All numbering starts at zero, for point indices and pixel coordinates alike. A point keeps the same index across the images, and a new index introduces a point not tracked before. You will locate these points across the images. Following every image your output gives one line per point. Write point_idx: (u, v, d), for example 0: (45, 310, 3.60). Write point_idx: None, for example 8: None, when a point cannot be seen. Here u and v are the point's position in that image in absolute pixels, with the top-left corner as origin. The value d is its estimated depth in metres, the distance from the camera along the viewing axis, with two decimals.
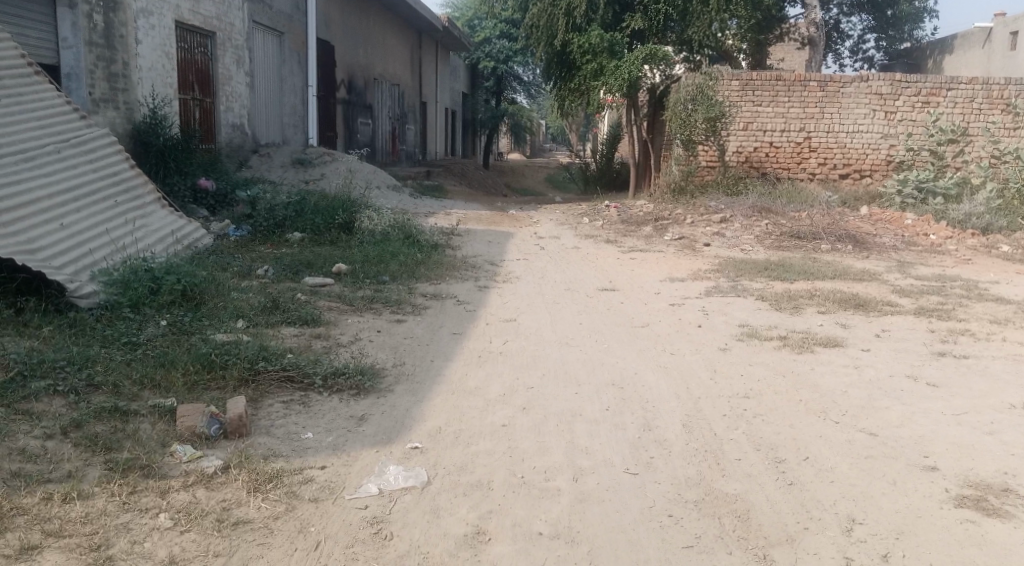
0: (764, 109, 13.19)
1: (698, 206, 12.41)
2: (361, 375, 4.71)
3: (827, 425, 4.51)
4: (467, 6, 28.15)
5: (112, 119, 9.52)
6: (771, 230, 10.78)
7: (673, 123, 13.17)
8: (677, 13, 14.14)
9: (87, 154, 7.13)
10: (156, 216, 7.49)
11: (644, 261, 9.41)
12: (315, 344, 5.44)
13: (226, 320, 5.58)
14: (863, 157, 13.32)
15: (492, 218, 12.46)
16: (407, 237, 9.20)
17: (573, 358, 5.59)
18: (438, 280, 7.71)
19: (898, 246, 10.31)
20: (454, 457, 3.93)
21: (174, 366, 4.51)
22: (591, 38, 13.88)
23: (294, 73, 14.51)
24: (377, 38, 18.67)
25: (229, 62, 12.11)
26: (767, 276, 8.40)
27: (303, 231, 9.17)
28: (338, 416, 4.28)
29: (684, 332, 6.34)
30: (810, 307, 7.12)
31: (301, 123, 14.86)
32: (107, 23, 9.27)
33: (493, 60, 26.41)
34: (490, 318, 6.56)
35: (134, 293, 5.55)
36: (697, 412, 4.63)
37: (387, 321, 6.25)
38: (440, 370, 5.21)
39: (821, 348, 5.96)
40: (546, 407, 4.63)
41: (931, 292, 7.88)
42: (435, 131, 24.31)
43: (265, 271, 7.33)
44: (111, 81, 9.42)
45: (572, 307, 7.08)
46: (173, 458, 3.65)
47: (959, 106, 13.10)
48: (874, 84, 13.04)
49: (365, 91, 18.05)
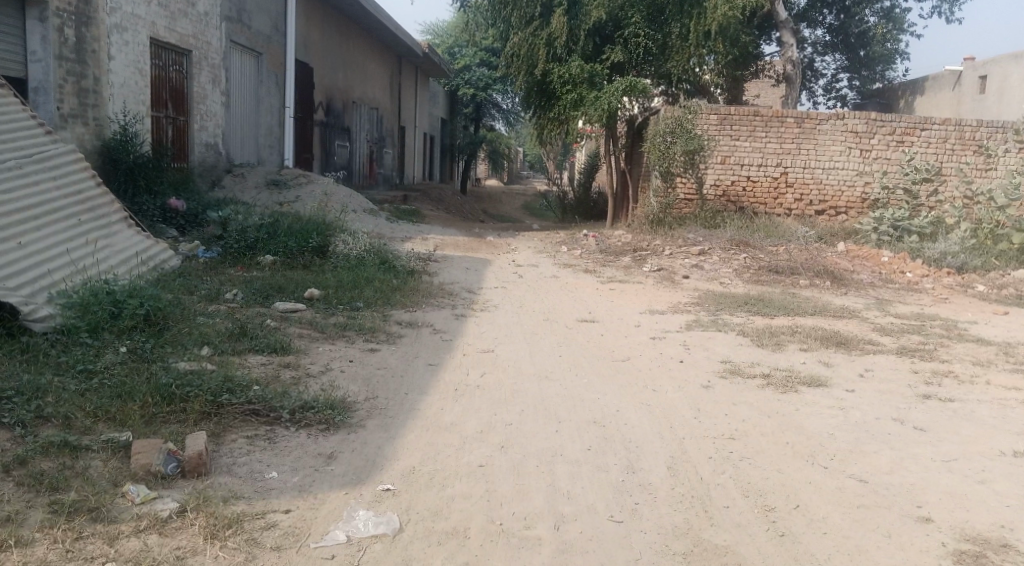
0: (742, 143, 13.17)
1: (676, 238, 12.32)
2: (331, 410, 4.48)
3: (817, 470, 4.34)
4: (448, 33, 28.24)
5: (81, 135, 9.25)
6: (749, 264, 10.69)
7: (652, 155, 13.19)
8: (657, 46, 14.19)
9: (51, 171, 6.86)
10: (121, 236, 7.23)
11: (623, 293, 9.24)
12: (284, 374, 5.19)
13: (190, 347, 5.34)
14: (839, 194, 13.31)
15: (469, 244, 12.28)
16: (382, 262, 8.99)
17: (552, 393, 5.39)
18: (413, 307, 7.51)
19: (875, 283, 10.25)
20: (427, 501, 3.71)
21: (131, 398, 4.26)
22: (571, 68, 13.88)
23: (271, 93, 14.30)
24: (357, 61, 18.53)
25: (205, 80, 11.87)
26: (747, 311, 8.27)
27: (275, 254, 8.90)
28: (305, 453, 4.04)
29: (667, 368, 6.17)
30: (791, 344, 6.99)
31: (277, 144, 14.63)
32: (79, 37, 9.03)
33: (472, 87, 26.46)
34: (467, 348, 6.35)
35: (93, 318, 5.30)
36: (681, 454, 4.45)
37: (360, 350, 6.02)
38: (414, 404, 4.98)
39: (805, 387, 5.80)
40: (524, 446, 4.43)
41: (911, 331, 7.78)
42: (413, 155, 24.19)
43: (234, 295, 7.08)
44: (81, 96, 9.17)
45: (550, 339, 6.90)
46: (125, 499, 3.40)
47: (933, 145, 13.14)
48: (850, 122, 13.07)
49: (342, 114, 17.88)
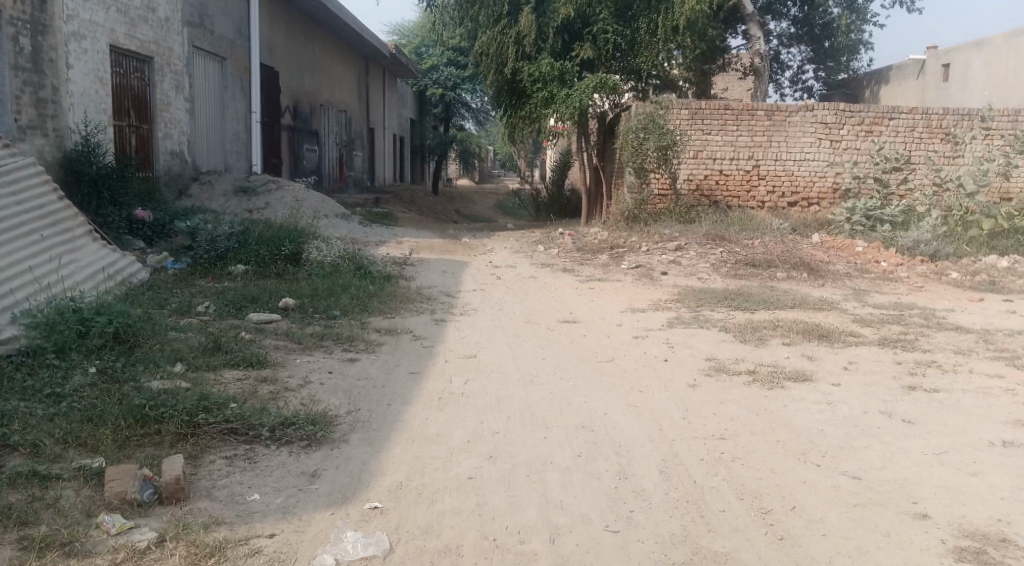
0: (714, 137, 13.15)
1: (652, 233, 12.25)
2: (312, 425, 4.34)
3: (810, 468, 4.26)
4: (414, 33, 28.08)
5: (41, 147, 9.00)
6: (726, 258, 10.66)
7: (625, 152, 12.99)
8: (626, 42, 14.05)
9: (11, 185, 6.65)
10: (86, 251, 7.02)
11: (602, 292, 9.14)
12: (261, 389, 5.03)
13: (162, 364, 5.16)
14: (810, 185, 13.34)
15: (444, 246, 12.13)
16: (358, 268, 8.83)
17: (537, 398, 5.28)
18: (391, 314, 7.36)
19: (851, 273, 10.25)
20: (417, 518, 3.58)
21: (103, 421, 4.10)
22: (541, 66, 13.75)
23: (237, 99, 14.07)
24: (323, 64, 18.30)
25: (168, 88, 11.63)
26: (727, 306, 8.21)
27: (247, 263, 8.70)
28: (287, 472, 3.90)
29: (652, 367, 6.09)
30: (774, 339, 6.93)
31: (244, 150, 14.39)
32: (35, 46, 8.78)
33: (441, 87, 26.11)
34: (449, 355, 6.22)
35: (59, 337, 5.12)
36: (674, 457, 4.36)
37: (339, 360, 5.87)
38: (397, 415, 4.85)
39: (791, 382, 5.73)
40: (513, 455, 4.31)
41: (891, 321, 7.76)
42: (383, 158, 23.98)
43: (207, 307, 6.90)
44: (39, 107, 8.92)
45: (532, 342, 6.78)
46: (99, 530, 3.24)
47: (900, 134, 13.21)
48: (820, 113, 13.10)
49: (310, 118, 17.65)
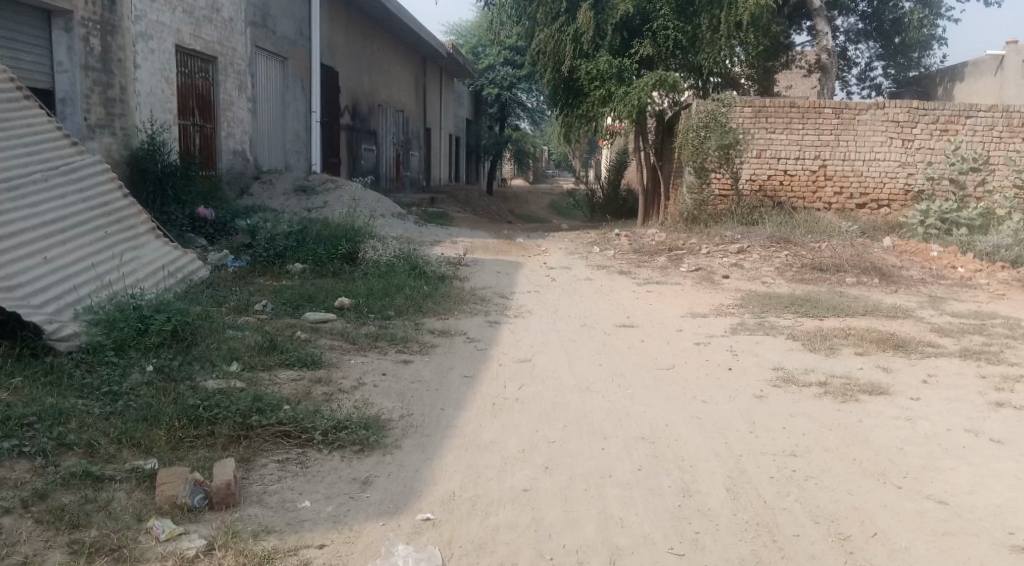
0: (778, 136, 12.78)
1: (713, 235, 11.96)
2: (365, 430, 4.26)
3: (891, 490, 4.07)
4: (472, 32, 28.05)
5: (108, 145, 9.12)
6: (792, 261, 10.34)
7: (685, 151, 12.81)
8: (687, 39, 13.71)
9: (77, 183, 6.71)
10: (149, 248, 7.05)
11: (661, 295, 8.92)
12: (315, 391, 4.96)
13: (218, 363, 5.13)
14: (880, 187, 12.88)
15: (500, 246, 12.02)
16: (413, 268, 8.77)
17: (595, 407, 5.12)
18: (446, 315, 7.27)
19: (926, 279, 9.85)
20: (471, 531, 3.47)
21: (157, 422, 4.05)
22: (599, 64, 13.61)
23: (298, 98, 14.16)
24: (382, 63, 18.37)
25: (231, 87, 11.73)
26: (794, 313, 7.93)
27: (305, 261, 8.70)
28: (339, 478, 3.82)
29: (714, 376, 5.88)
30: (846, 348, 6.66)
31: (304, 149, 14.49)
32: (104, 46, 8.90)
33: (497, 87, 26.34)
34: (503, 358, 6.09)
35: (118, 334, 5.11)
36: (741, 474, 4.20)
37: (393, 361, 5.79)
38: (451, 420, 4.73)
39: (866, 396, 5.49)
40: (570, 467, 4.18)
41: (971, 331, 7.40)
42: (440, 157, 24.01)
43: (264, 306, 6.88)
44: (108, 106, 9.05)
45: (589, 346, 6.62)
46: (149, 535, 3.19)
47: (979, 133, 12.68)
48: (891, 111, 12.63)
49: (369, 117, 17.72)
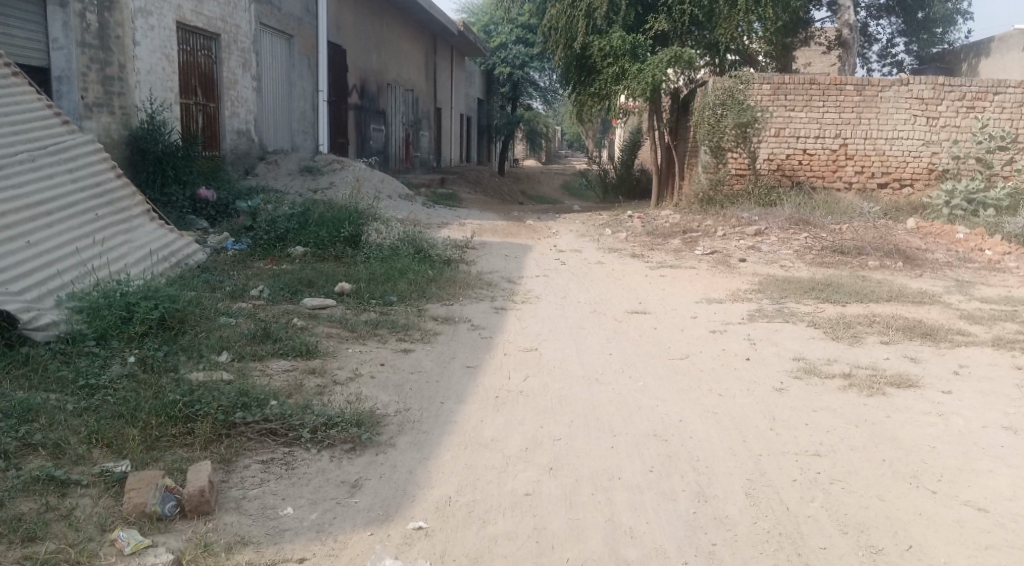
0: (797, 114, 12.36)
1: (728, 217, 11.58)
2: (358, 427, 3.98)
3: (924, 497, 3.83)
4: (483, 10, 27.58)
5: (106, 125, 8.81)
6: (811, 244, 9.99)
7: (701, 129, 12.42)
8: (703, 14, 13.24)
9: (66, 163, 6.42)
10: (142, 232, 6.76)
11: (675, 279, 8.60)
12: (307, 383, 4.68)
13: (206, 353, 4.84)
14: (903, 166, 12.48)
15: (509, 229, 11.70)
16: (418, 252, 8.47)
17: (604, 399, 4.83)
18: (450, 301, 6.97)
19: (952, 263, 9.48)
20: (466, 543, 3.26)
21: (134, 419, 3.78)
22: (612, 40, 13.12)
23: (304, 78, 13.83)
24: (391, 42, 17.99)
25: (235, 65, 11.41)
26: (815, 298, 7.60)
27: (307, 245, 8.42)
28: (326, 482, 3.57)
29: (731, 367, 5.58)
30: (870, 337, 6.33)
31: (311, 129, 14.20)
32: (102, 23, 8.58)
33: (509, 66, 25.94)
34: (508, 347, 5.79)
35: (100, 324, 4.82)
36: (760, 476, 3.95)
37: (392, 350, 5.50)
38: (450, 415, 4.45)
39: (893, 389, 5.20)
40: (575, 468, 3.92)
41: (1003, 319, 7.06)
42: (450, 137, 23.67)
43: (260, 291, 6.61)
44: (106, 84, 8.74)
45: (599, 335, 6.31)
46: (113, 546, 2.97)
47: (1007, 110, 12.27)
48: (915, 87, 12.23)
49: (378, 96, 17.38)
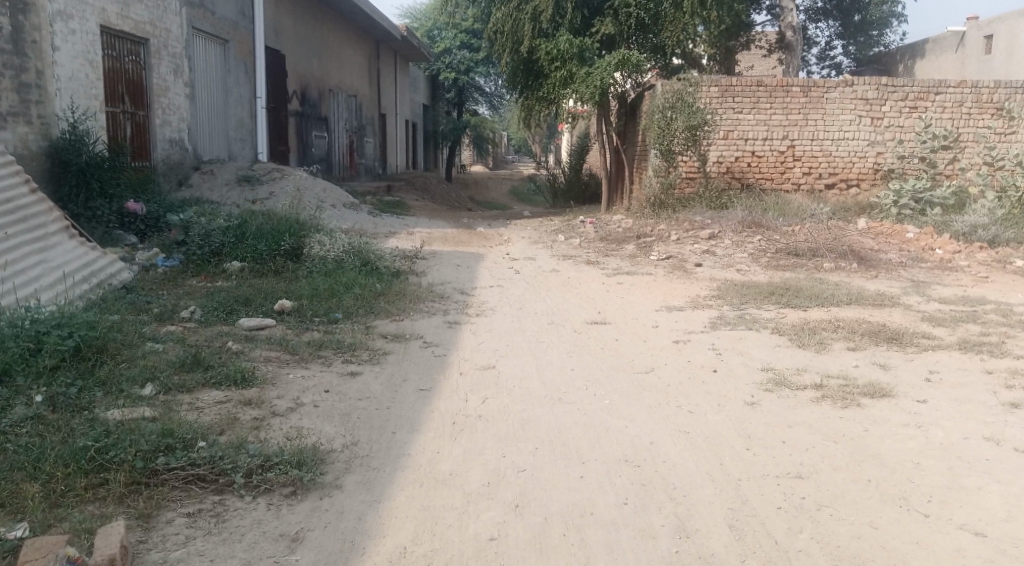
0: (745, 116, 12.19)
1: (681, 221, 11.34)
2: (300, 467, 3.57)
3: (917, 522, 3.55)
4: (425, 14, 27.14)
5: (23, 135, 8.17)
6: (766, 246, 9.79)
7: (651, 133, 12.11)
8: (649, 17, 13.11)
9: None
10: (58, 251, 6.22)
11: (632, 287, 8.30)
12: (242, 416, 4.22)
13: (127, 388, 4.35)
14: (849, 166, 12.39)
15: (458, 236, 11.30)
16: (364, 265, 8.00)
17: (569, 422, 4.46)
18: (400, 316, 6.54)
19: (905, 263, 9.36)
20: None
21: (36, 472, 3.34)
22: (559, 44, 12.79)
23: (240, 84, 13.25)
24: (331, 46, 17.43)
25: (166, 71, 10.80)
26: (776, 303, 7.34)
27: (243, 259, 7.89)
28: (262, 536, 3.19)
29: (699, 380, 5.26)
30: (837, 343, 6.08)
31: (248, 137, 13.63)
32: (15, 26, 7.96)
33: (454, 71, 25.52)
34: (464, 366, 5.39)
35: (2, 358, 4.27)
36: (743, 504, 3.63)
37: (338, 374, 5.06)
38: (403, 447, 4.05)
39: (868, 400, 4.94)
40: (543, 504, 3.54)
41: (965, 320, 6.88)
42: (395, 143, 23.15)
43: (192, 312, 6.08)
44: (22, 92, 8.11)
45: (559, 349, 5.94)
46: None
47: (948, 110, 12.22)
48: (859, 88, 12.13)
49: (318, 102, 16.82)
